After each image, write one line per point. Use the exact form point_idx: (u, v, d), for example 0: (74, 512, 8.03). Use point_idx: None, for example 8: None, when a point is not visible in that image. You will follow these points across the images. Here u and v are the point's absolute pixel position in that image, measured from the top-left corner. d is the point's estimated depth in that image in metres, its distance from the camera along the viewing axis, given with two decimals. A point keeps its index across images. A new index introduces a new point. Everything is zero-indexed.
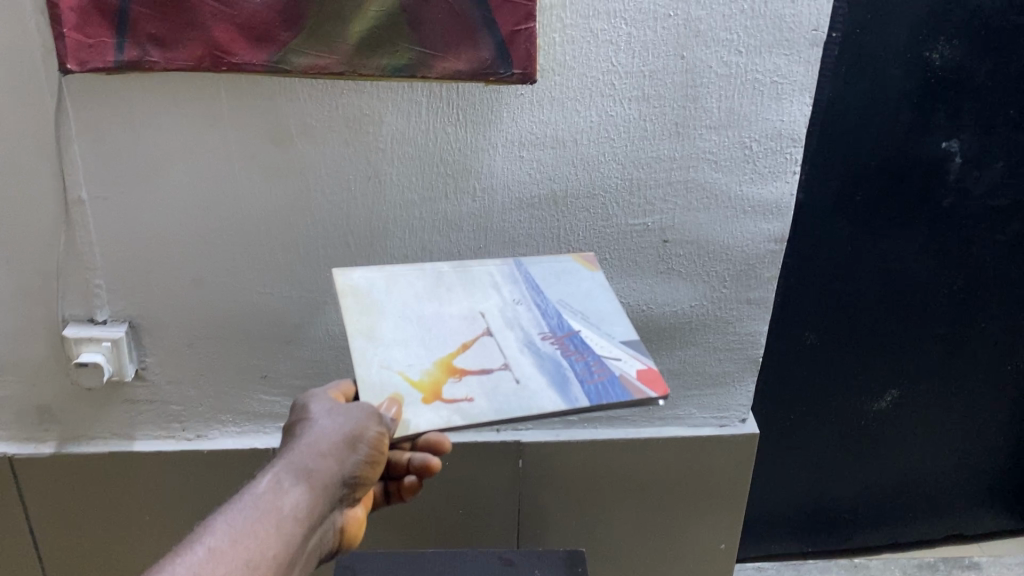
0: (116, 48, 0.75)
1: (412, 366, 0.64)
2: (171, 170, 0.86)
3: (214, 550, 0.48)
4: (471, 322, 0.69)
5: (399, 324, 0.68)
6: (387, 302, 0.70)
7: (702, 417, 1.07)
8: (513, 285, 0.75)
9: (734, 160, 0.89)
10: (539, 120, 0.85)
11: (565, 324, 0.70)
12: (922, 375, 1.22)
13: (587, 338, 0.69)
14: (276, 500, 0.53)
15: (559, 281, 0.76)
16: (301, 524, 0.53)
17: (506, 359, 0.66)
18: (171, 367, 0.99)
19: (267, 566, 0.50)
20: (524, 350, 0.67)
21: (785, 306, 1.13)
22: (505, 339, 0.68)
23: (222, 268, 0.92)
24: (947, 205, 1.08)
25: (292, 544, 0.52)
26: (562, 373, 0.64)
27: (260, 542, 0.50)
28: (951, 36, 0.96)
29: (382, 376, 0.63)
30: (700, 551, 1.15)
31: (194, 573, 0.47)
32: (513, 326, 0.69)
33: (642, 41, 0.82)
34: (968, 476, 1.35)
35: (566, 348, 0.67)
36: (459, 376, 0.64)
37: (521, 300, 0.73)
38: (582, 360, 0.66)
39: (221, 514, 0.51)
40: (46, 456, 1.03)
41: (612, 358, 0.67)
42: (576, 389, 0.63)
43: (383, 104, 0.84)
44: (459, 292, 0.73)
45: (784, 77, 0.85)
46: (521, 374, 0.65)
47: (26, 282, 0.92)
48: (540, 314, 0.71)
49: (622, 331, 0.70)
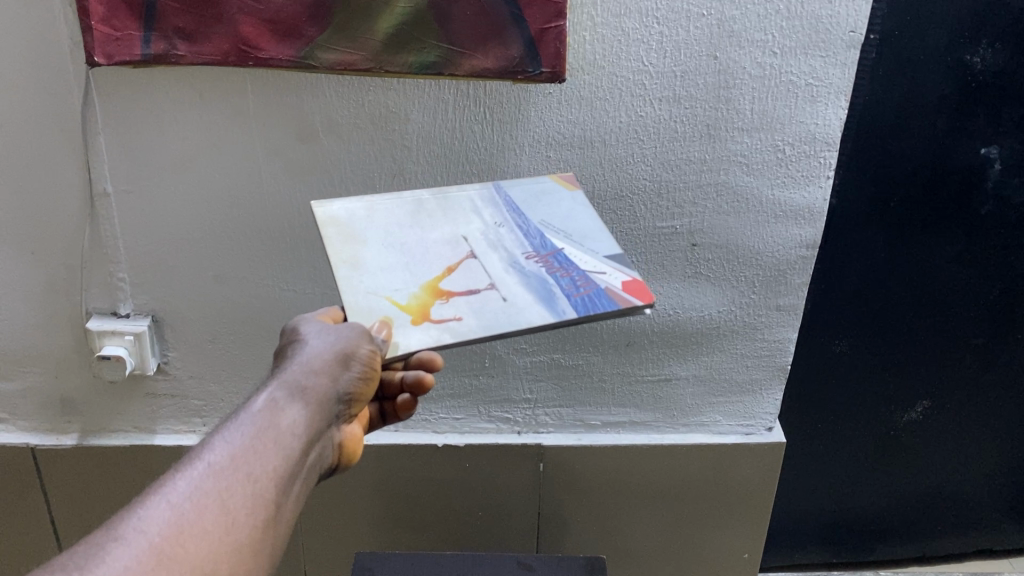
0: (144, 41, 0.75)
1: (399, 290, 0.62)
2: (195, 164, 0.86)
3: (215, 464, 0.48)
4: (453, 246, 0.67)
5: (383, 252, 0.65)
6: (369, 232, 0.66)
7: (728, 425, 1.05)
8: (494, 209, 0.71)
9: (766, 164, 0.87)
10: (566, 120, 0.84)
11: (548, 243, 0.68)
12: (953, 386, 1.20)
13: (570, 256, 0.67)
14: (273, 416, 0.53)
15: (539, 203, 0.73)
16: (299, 438, 0.53)
17: (492, 280, 0.64)
18: (193, 362, 0.99)
19: (269, 480, 0.50)
20: (509, 270, 0.65)
21: (815, 312, 1.10)
22: (490, 262, 0.66)
23: (244, 264, 0.92)
24: (984, 212, 1.06)
25: (291, 458, 0.52)
26: (548, 289, 0.63)
27: (258, 456, 0.50)
28: (993, 40, 0.93)
29: (370, 300, 0.61)
30: (721, 557, 1.13)
31: (198, 485, 0.47)
32: (496, 248, 0.67)
33: (675, 41, 0.80)
34: (997, 491, 1.31)
35: (551, 266, 0.66)
36: (446, 298, 0.63)
37: (502, 222, 0.70)
38: (567, 277, 0.65)
39: (219, 432, 0.51)
40: (68, 448, 1.03)
41: (596, 272, 0.66)
42: (563, 304, 0.62)
43: (410, 101, 0.83)
44: (439, 218, 0.69)
45: (819, 81, 0.82)
46: (508, 293, 0.63)
47: (51, 274, 0.92)
48: (523, 235, 0.69)
49: (605, 247, 0.69)
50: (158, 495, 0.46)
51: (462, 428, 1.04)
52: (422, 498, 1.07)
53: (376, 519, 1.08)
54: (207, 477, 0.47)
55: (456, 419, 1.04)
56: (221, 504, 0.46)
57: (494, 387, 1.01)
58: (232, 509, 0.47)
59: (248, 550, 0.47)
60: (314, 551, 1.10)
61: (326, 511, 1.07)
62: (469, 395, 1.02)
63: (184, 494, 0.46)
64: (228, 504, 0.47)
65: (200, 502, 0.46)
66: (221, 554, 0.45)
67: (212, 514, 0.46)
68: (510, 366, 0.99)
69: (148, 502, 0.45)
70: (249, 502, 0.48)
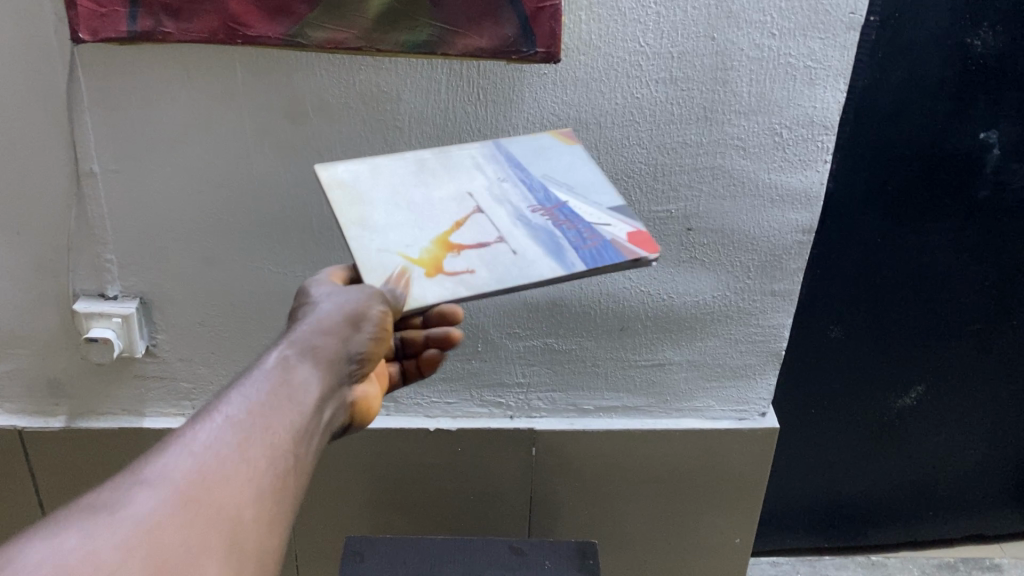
0: (129, 18, 0.73)
1: (410, 244, 0.62)
2: (184, 144, 0.84)
3: (233, 417, 0.47)
4: (459, 202, 0.66)
5: (392, 210, 0.64)
6: (374, 193, 0.65)
7: (721, 410, 1.05)
8: (497, 165, 0.70)
9: (763, 147, 0.86)
10: (562, 101, 0.82)
11: (552, 196, 0.68)
12: (948, 371, 1.19)
13: (575, 208, 0.67)
14: (288, 372, 0.52)
15: (539, 158, 0.71)
16: (314, 394, 0.53)
17: (502, 232, 0.64)
18: (182, 345, 0.97)
19: (287, 432, 0.49)
20: (516, 223, 0.65)
21: (811, 297, 1.10)
22: (497, 216, 0.65)
23: (234, 245, 0.90)
24: (981, 197, 1.05)
25: (308, 413, 0.51)
26: (556, 243, 0.63)
27: (275, 410, 0.49)
28: (995, 22, 0.92)
29: (381, 256, 0.61)
30: (715, 543, 1.13)
31: (216, 436, 0.46)
32: (502, 202, 0.66)
33: (672, 21, 0.79)
34: (990, 476, 1.31)
35: (557, 219, 0.65)
36: (457, 251, 0.62)
37: (506, 176, 0.69)
38: (574, 228, 0.64)
39: (233, 390, 0.50)
40: (55, 430, 1.02)
41: (602, 224, 0.65)
42: (572, 256, 0.62)
43: (401, 81, 0.81)
44: (443, 175, 0.68)
45: (818, 63, 0.81)
46: (518, 246, 0.63)
47: (38, 254, 0.91)
48: (527, 189, 0.68)
49: (610, 199, 0.68)
50: (178, 444, 0.45)
51: (455, 412, 1.04)
52: (414, 482, 1.07)
53: (367, 503, 1.08)
54: (227, 427, 0.47)
55: (449, 403, 1.03)
56: (241, 452, 0.46)
57: (487, 370, 1.00)
58: (253, 457, 0.46)
59: (270, 498, 0.46)
60: (304, 534, 1.10)
61: (316, 494, 1.06)
62: (462, 378, 1.01)
63: (204, 443, 0.45)
64: (249, 453, 0.46)
65: (220, 451, 0.45)
66: (245, 500, 0.44)
67: (233, 462, 0.45)
68: (503, 350, 0.98)
69: (167, 453, 0.45)
70: (268, 452, 0.47)
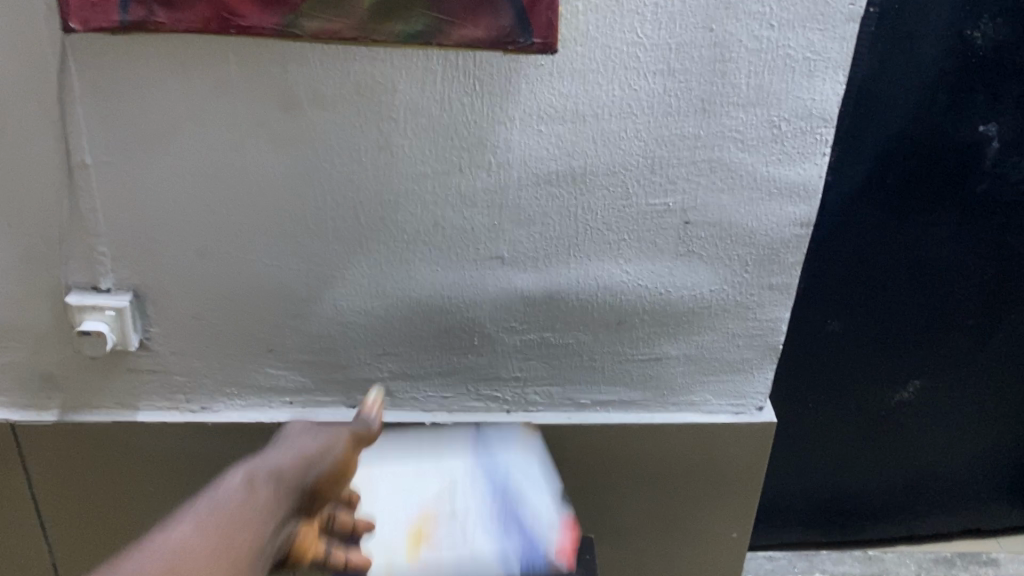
0: (121, 7, 0.72)
1: (390, 550, 0.81)
2: (177, 135, 0.83)
3: (201, 521, 0.54)
4: (439, 496, 0.86)
5: (392, 495, 0.86)
6: (385, 486, 0.87)
7: (718, 404, 1.04)
8: (474, 481, 0.88)
9: (761, 140, 0.85)
10: (559, 93, 0.82)
11: (510, 499, 0.85)
12: (947, 365, 1.19)
13: (526, 514, 0.84)
14: (250, 491, 0.60)
15: (513, 483, 0.88)
16: (267, 510, 0.59)
17: (466, 539, 0.81)
18: (176, 339, 0.97)
19: (252, 534, 0.56)
20: (479, 532, 0.82)
21: (809, 290, 1.09)
22: (466, 523, 0.83)
23: (228, 238, 0.90)
24: (981, 191, 1.04)
25: (267, 522, 0.58)
26: (499, 539, 0.81)
27: (238, 515, 0.57)
28: (994, 14, 0.92)
29: (379, 551, 0.81)
30: (712, 538, 1.13)
31: (186, 533, 0.52)
32: (468, 513, 0.84)
33: (670, 12, 0.78)
34: (988, 470, 1.31)
35: (508, 524, 0.83)
36: (430, 546, 0.82)
37: (476, 482, 0.87)
38: (521, 527, 0.82)
39: (201, 496, 0.58)
40: (48, 424, 1.01)
41: (541, 527, 0.83)
42: (507, 542, 0.81)
43: (397, 72, 0.80)
44: (433, 471, 0.89)
45: (817, 54, 0.81)
46: (474, 542, 0.81)
47: (30, 247, 0.90)
48: (489, 517, 0.83)
49: (550, 507, 0.85)
50: (139, 548, 0.51)
51: (451, 407, 1.03)
52: None
53: None
54: (185, 531, 0.53)
55: (445, 398, 1.02)
56: (208, 547, 0.52)
57: (483, 365, 0.99)
58: (219, 552, 0.53)
59: None
60: None
61: None
62: (458, 373, 1.00)
63: (170, 545, 0.51)
64: (211, 553, 0.52)
65: (196, 539, 0.52)
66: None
67: (203, 549, 0.52)
68: (499, 345, 0.98)
69: (143, 544, 0.51)
70: (233, 549, 0.54)
